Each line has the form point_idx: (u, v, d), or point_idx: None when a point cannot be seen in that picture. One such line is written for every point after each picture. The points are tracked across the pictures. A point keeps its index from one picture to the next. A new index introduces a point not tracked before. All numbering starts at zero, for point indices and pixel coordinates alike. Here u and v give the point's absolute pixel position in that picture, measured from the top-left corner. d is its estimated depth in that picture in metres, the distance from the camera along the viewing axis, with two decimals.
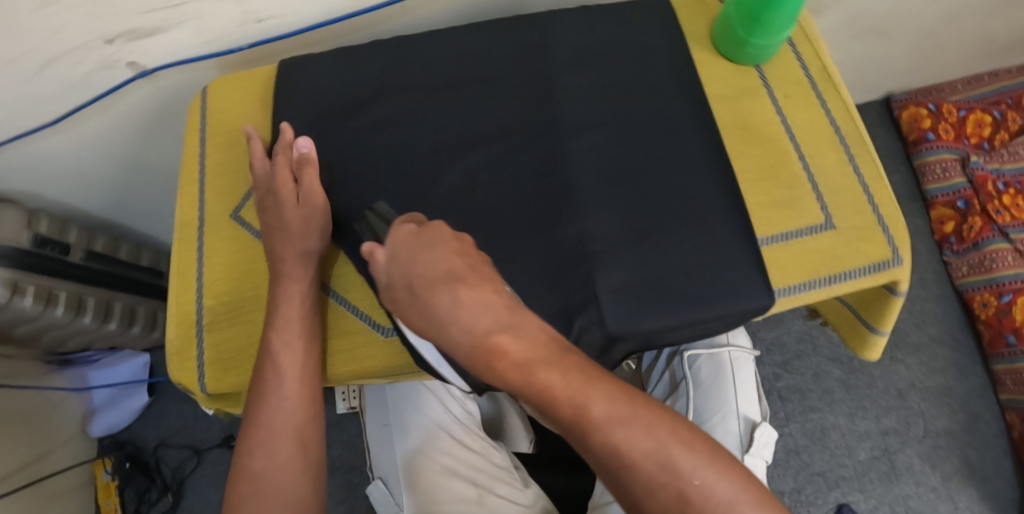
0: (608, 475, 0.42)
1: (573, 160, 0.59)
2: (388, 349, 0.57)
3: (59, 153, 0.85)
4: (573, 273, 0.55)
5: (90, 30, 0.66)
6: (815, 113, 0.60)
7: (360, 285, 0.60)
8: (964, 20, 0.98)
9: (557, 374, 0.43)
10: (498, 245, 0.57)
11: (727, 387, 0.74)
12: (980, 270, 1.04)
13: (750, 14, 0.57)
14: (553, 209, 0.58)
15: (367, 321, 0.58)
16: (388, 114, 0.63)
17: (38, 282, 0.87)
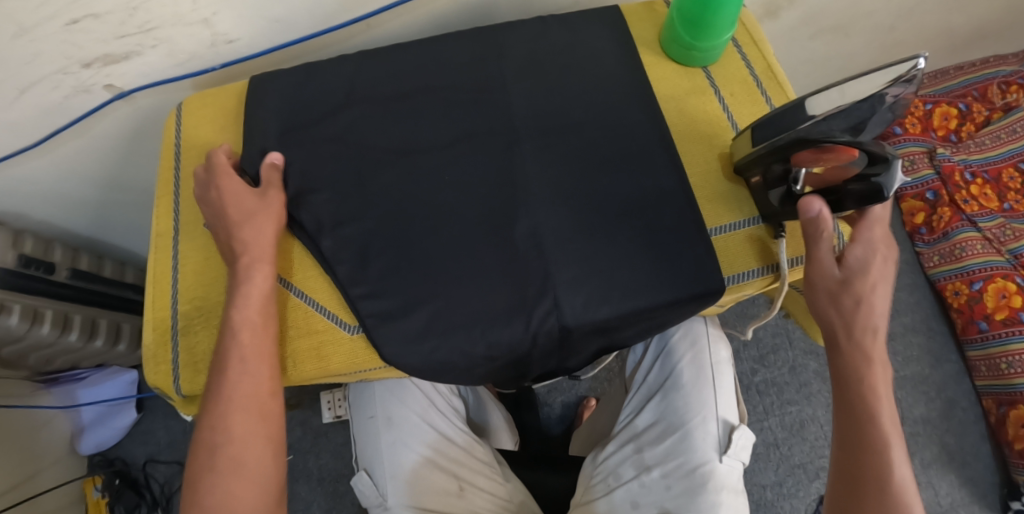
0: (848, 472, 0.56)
1: (528, 162, 0.62)
2: (354, 346, 0.59)
3: (38, 175, 0.87)
4: (529, 268, 0.58)
5: (66, 56, 0.69)
6: (761, 110, 0.63)
7: (325, 285, 0.61)
8: (919, 16, 1.01)
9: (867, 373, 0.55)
10: (463, 244, 0.59)
11: (708, 391, 0.70)
12: (951, 259, 1.06)
13: (690, 19, 0.60)
14: (509, 209, 0.60)
15: (334, 318, 0.60)
16: (352, 124, 0.65)
17: (25, 302, 0.89)
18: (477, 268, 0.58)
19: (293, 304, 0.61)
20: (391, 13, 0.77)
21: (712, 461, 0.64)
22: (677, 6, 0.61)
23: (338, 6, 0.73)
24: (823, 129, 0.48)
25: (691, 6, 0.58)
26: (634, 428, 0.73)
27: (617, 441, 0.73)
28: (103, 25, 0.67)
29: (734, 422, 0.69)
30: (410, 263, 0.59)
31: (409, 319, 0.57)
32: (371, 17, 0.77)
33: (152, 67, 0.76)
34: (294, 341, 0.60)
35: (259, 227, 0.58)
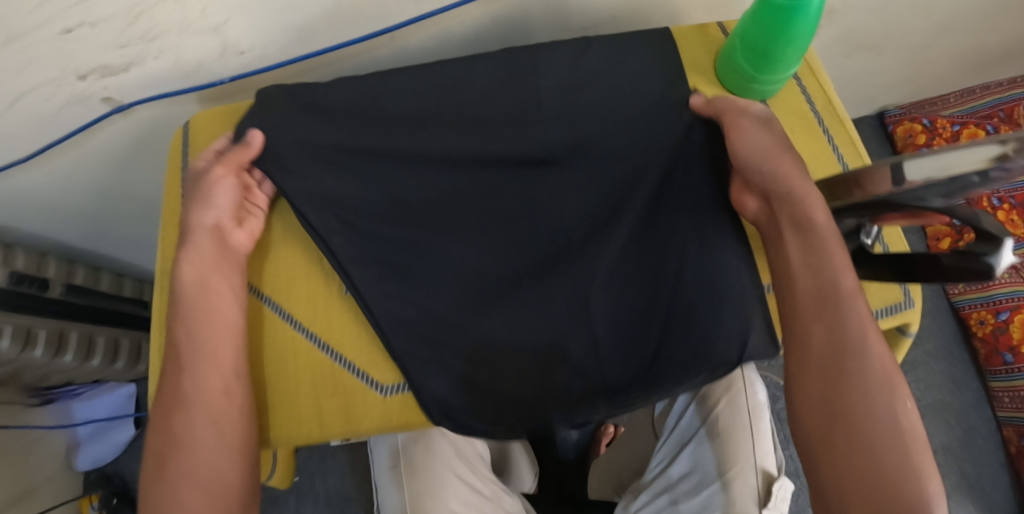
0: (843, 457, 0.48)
1: (561, 196, 0.60)
2: (387, 408, 0.59)
3: (29, 188, 0.81)
4: (547, 274, 0.59)
5: (61, 65, 0.64)
6: (822, 148, 0.59)
7: (354, 341, 0.61)
8: (957, 36, 0.97)
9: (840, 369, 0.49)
10: (484, 261, 0.59)
11: (745, 437, 0.67)
12: (978, 287, 1.02)
13: (755, 50, 0.55)
14: (529, 225, 0.60)
15: (365, 377, 0.59)
16: (379, 152, 0.61)
17: (16, 322, 0.84)
18: (499, 297, 0.59)
19: (324, 363, 0.60)
20: (418, 26, 0.71)
21: None
22: (740, 33, 0.56)
23: (360, 18, 0.68)
24: (907, 195, 0.43)
25: (758, 36, 0.54)
26: (668, 479, 0.71)
27: (648, 491, 0.72)
28: (101, 35, 0.62)
29: (774, 470, 0.66)
30: (448, 312, 0.59)
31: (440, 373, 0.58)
32: (395, 31, 0.71)
33: (156, 78, 0.70)
34: (322, 402, 0.59)
35: (197, 210, 0.59)
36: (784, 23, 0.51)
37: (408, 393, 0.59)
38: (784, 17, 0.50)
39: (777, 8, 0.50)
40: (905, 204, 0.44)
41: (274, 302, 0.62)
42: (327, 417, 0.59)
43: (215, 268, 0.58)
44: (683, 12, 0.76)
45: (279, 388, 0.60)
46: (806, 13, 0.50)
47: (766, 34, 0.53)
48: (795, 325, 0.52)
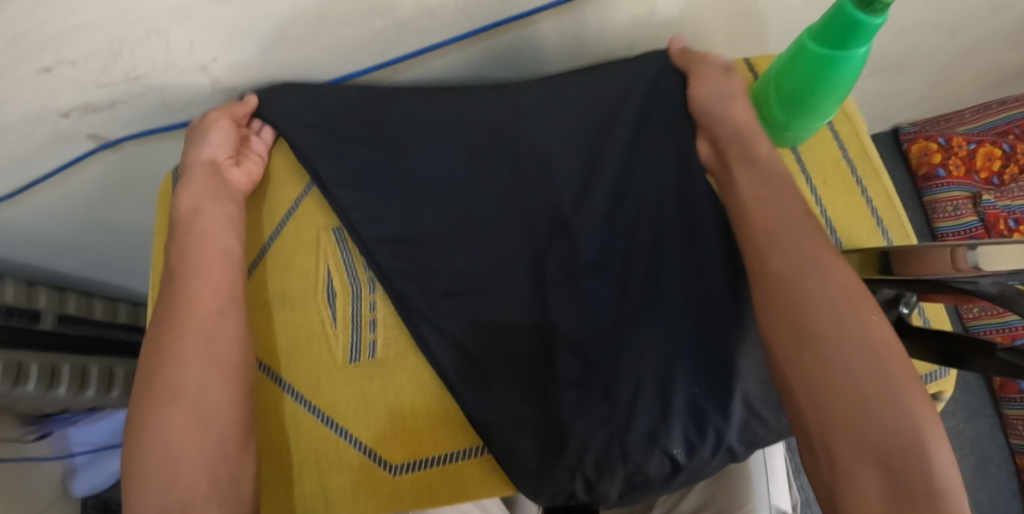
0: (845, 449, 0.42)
1: (573, 219, 0.56)
2: (394, 488, 0.52)
3: (18, 220, 0.78)
4: (557, 252, 0.55)
5: (42, 104, 0.61)
6: (856, 201, 0.57)
7: (360, 414, 0.54)
8: (977, 55, 0.94)
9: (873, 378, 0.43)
10: (498, 271, 0.55)
11: (759, 478, 0.66)
12: (992, 313, 1.01)
13: (790, 99, 0.53)
14: (549, 211, 0.56)
15: (372, 455, 0.53)
16: (384, 199, 0.57)
17: (6, 356, 0.80)
18: (510, 303, 0.54)
19: (324, 436, 0.54)
20: (421, 58, 0.68)
21: None
22: (774, 81, 0.53)
23: (359, 50, 0.65)
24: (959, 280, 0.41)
25: (794, 84, 0.51)
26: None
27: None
28: (82, 72, 0.58)
29: (786, 507, 0.66)
30: (468, 326, 0.54)
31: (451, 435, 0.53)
32: (397, 62, 0.68)
33: (142, 114, 0.67)
34: (323, 478, 0.53)
35: (195, 147, 0.57)
36: (825, 72, 0.48)
37: (423, 470, 0.53)
38: (824, 66, 0.48)
39: (817, 56, 0.48)
40: (955, 288, 0.41)
41: (268, 366, 0.56)
42: (329, 496, 0.53)
43: (215, 197, 0.56)
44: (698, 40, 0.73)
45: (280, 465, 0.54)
46: (849, 62, 0.48)
47: (801, 83, 0.50)
48: (787, 317, 0.46)
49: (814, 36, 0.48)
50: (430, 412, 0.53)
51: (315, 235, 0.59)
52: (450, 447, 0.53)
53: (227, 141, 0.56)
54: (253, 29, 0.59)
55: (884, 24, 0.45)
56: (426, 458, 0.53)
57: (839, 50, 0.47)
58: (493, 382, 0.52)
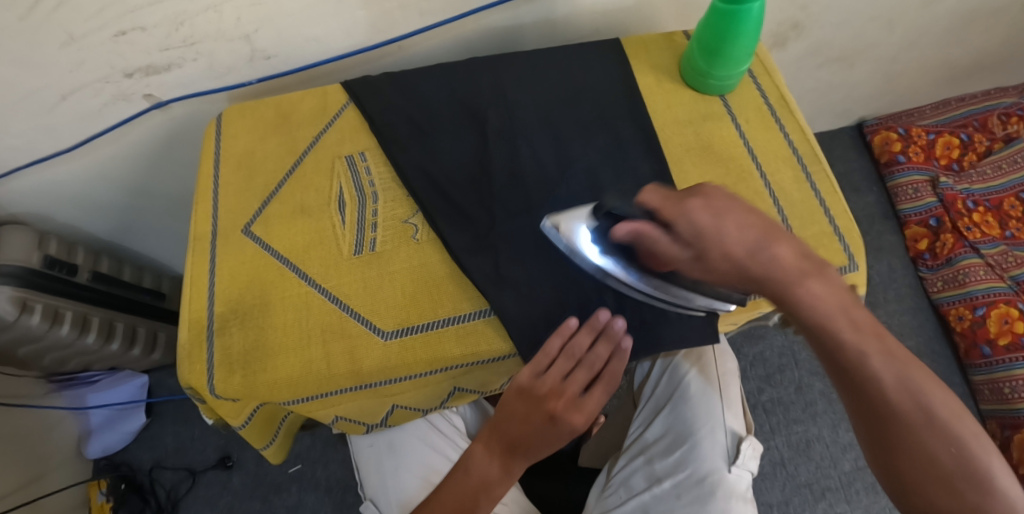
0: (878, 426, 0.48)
1: (519, 125, 0.65)
2: (388, 351, 0.56)
3: (68, 180, 0.89)
4: (497, 153, 0.64)
5: (111, 65, 0.73)
6: (773, 136, 0.64)
7: (359, 288, 0.59)
8: (923, 49, 1.05)
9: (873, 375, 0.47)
10: (458, 166, 0.64)
11: (714, 402, 0.76)
12: (954, 284, 1.08)
13: (709, 50, 0.61)
14: (499, 128, 0.65)
15: (370, 324, 0.57)
16: (393, 93, 0.68)
17: (45, 301, 0.90)
18: (461, 192, 0.62)
19: (326, 308, 0.58)
20: (422, 36, 0.79)
21: (721, 469, 0.69)
22: (698, 35, 0.61)
23: (371, 28, 0.76)
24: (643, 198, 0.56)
25: (712, 36, 0.59)
26: (644, 440, 0.78)
27: (628, 454, 0.78)
28: (148, 38, 0.70)
29: (740, 430, 0.74)
30: (438, 199, 0.62)
31: (428, 303, 0.57)
32: (402, 40, 0.79)
33: (189, 81, 0.78)
34: (326, 346, 0.57)
35: (592, 403, 0.57)
36: (732, 24, 0.57)
37: (410, 335, 0.56)
38: (733, 19, 0.56)
39: (724, 13, 0.57)
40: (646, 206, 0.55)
41: (280, 252, 0.62)
42: (331, 359, 0.56)
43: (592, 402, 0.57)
44: (656, 23, 0.83)
45: (284, 341, 0.57)
46: (750, 15, 0.56)
47: (717, 33, 0.59)
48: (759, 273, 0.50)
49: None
50: (418, 286, 0.58)
51: (330, 162, 0.66)
52: (432, 316, 0.57)
53: (607, 350, 0.55)
54: (286, 6, 0.70)
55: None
56: (414, 326, 0.57)
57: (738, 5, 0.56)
58: (473, 227, 0.60)
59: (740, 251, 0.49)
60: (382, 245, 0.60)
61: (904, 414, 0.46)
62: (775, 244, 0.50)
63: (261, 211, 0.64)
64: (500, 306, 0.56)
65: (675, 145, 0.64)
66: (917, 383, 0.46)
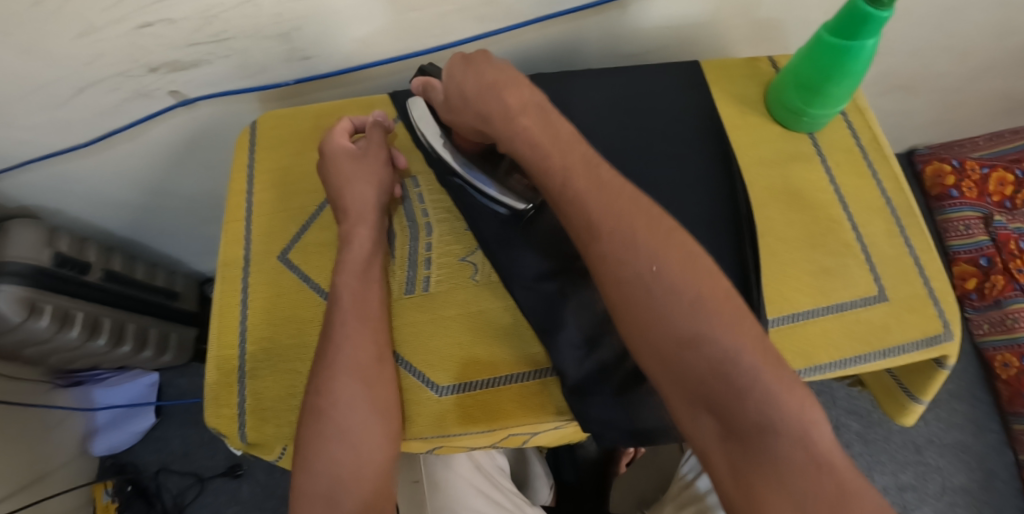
0: (688, 382, 0.40)
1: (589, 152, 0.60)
2: (440, 410, 0.52)
3: (83, 176, 0.84)
4: None
5: (134, 58, 0.67)
6: (865, 184, 0.59)
7: (409, 334, 0.54)
8: (991, 80, 0.99)
9: (653, 313, 0.42)
10: None
11: None
12: (1002, 328, 1.04)
13: (807, 85, 0.55)
14: None
15: (420, 375, 0.53)
16: None
17: (55, 301, 0.86)
18: None
19: None
20: (477, 43, 0.73)
21: None
22: (794, 69, 0.56)
23: (424, 32, 0.70)
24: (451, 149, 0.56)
25: (813, 72, 0.54)
26: (694, 490, 0.68)
27: (676, 504, 0.70)
28: (175, 31, 0.64)
29: None
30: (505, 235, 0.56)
31: (482, 359, 0.53)
32: (456, 45, 0.73)
33: (218, 77, 0.72)
34: None
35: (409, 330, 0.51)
36: (837, 62, 0.51)
37: (465, 392, 0.52)
38: (841, 55, 0.51)
39: (830, 48, 0.51)
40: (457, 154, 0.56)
41: (320, 287, 0.57)
42: None
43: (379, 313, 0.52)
44: (726, 44, 0.78)
45: None
46: (860, 53, 0.51)
47: (819, 70, 0.53)
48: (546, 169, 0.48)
49: (829, 27, 0.51)
50: (475, 336, 0.54)
51: None
52: (489, 373, 0.52)
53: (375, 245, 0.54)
54: (333, 6, 0.64)
55: (892, 16, 0.48)
56: (468, 382, 0.52)
57: (848, 42, 0.50)
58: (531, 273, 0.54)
59: (470, 119, 0.52)
60: (435, 286, 0.55)
61: (654, 283, 0.42)
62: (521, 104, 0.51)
63: (298, 237, 0.59)
64: (564, 366, 0.51)
65: (758, 189, 0.59)
66: (683, 299, 0.42)
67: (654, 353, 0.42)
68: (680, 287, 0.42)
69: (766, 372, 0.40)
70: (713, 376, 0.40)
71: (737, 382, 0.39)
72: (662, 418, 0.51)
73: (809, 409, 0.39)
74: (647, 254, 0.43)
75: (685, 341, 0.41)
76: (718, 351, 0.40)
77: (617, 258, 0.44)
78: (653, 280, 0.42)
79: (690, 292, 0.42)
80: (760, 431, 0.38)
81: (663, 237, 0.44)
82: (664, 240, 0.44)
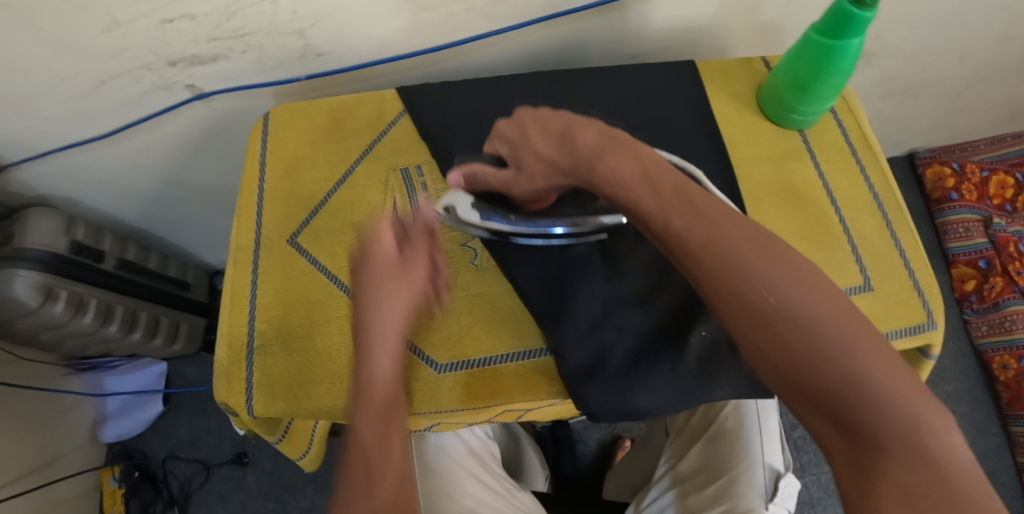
0: (825, 405, 0.37)
1: None
2: (441, 387, 0.54)
3: (102, 166, 0.87)
4: None
5: (155, 52, 0.70)
6: (856, 180, 0.61)
7: None
8: (991, 84, 1.00)
9: (780, 334, 0.38)
10: None
11: (754, 438, 0.67)
12: (1000, 330, 1.05)
13: (798, 83, 0.57)
14: None
15: (421, 353, 0.55)
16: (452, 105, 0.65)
17: (71, 288, 0.88)
18: None
19: None
20: (483, 42, 0.75)
21: (760, 507, 0.61)
22: (785, 67, 0.58)
23: (431, 30, 0.72)
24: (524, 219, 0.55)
25: (803, 70, 0.56)
26: (676, 472, 0.70)
27: (658, 487, 0.70)
28: (194, 26, 0.67)
29: (781, 467, 0.66)
30: None
31: (482, 338, 0.55)
32: (462, 44, 0.75)
33: (234, 72, 0.75)
34: None
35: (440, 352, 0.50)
36: (824, 61, 0.53)
37: (465, 370, 0.54)
38: (828, 54, 0.53)
39: (818, 47, 0.53)
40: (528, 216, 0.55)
41: (328, 268, 0.59)
42: None
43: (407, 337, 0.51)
44: (726, 45, 0.80)
45: (332, 367, 0.55)
46: (847, 52, 0.53)
47: (808, 68, 0.55)
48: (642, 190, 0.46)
49: (817, 27, 0.53)
50: (476, 317, 0.56)
51: (384, 175, 0.64)
52: (488, 352, 0.54)
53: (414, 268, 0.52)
54: (345, 4, 0.67)
55: (875, 16, 0.50)
56: (468, 361, 0.54)
57: (835, 40, 0.52)
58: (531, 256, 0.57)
59: (545, 173, 0.51)
60: None
61: (776, 304, 0.39)
62: (580, 128, 0.50)
63: (308, 223, 0.62)
64: (561, 347, 0.53)
65: (752, 184, 0.60)
66: (811, 318, 0.38)
67: (783, 377, 0.39)
68: (791, 296, 0.39)
69: (903, 388, 0.36)
70: (852, 397, 0.36)
71: (879, 402, 0.36)
72: (656, 400, 0.52)
73: (937, 416, 0.36)
74: (766, 275, 0.40)
75: (814, 362, 0.37)
76: (853, 370, 0.36)
77: (735, 280, 0.40)
78: (770, 299, 0.39)
79: (821, 313, 0.39)
80: (911, 453, 0.34)
81: (779, 256, 0.41)
82: (783, 259, 0.41)
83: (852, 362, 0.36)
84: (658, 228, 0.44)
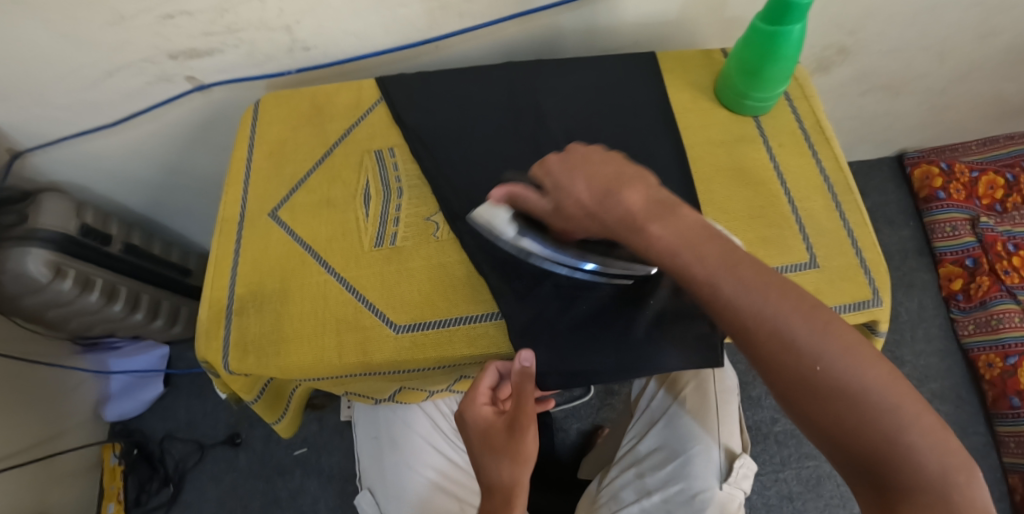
0: (872, 468, 0.39)
1: (551, 129, 0.65)
2: (399, 346, 0.57)
3: (109, 154, 0.93)
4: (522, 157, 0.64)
5: (156, 46, 0.75)
6: (807, 162, 0.63)
7: (376, 280, 0.60)
8: (973, 82, 1.01)
9: (828, 401, 0.39)
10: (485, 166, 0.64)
11: (711, 420, 0.71)
12: (987, 329, 1.05)
13: (747, 70, 0.60)
14: (526, 129, 0.66)
15: (382, 315, 0.58)
16: (425, 93, 0.69)
17: (78, 267, 0.94)
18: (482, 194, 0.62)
19: (344, 299, 0.59)
20: (460, 37, 0.79)
21: (713, 488, 0.66)
22: (735, 55, 0.61)
23: (410, 25, 0.76)
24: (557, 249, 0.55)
25: (751, 56, 0.58)
26: (635, 453, 0.74)
27: (619, 466, 0.75)
28: (190, 21, 0.72)
29: (737, 448, 0.70)
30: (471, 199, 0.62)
31: (440, 302, 0.58)
32: (439, 39, 0.79)
33: (228, 65, 0.80)
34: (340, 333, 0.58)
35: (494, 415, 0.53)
36: (768, 47, 0.56)
37: (422, 332, 0.57)
38: (772, 40, 0.55)
39: (762, 34, 0.56)
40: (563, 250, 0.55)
41: (302, 238, 0.63)
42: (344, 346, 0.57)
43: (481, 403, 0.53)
44: (696, 40, 0.83)
45: (300, 327, 0.58)
46: (789, 38, 0.55)
47: (755, 55, 0.58)
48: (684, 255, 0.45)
49: (762, 16, 0.55)
50: (436, 283, 0.59)
51: (360, 156, 0.67)
52: (445, 315, 0.57)
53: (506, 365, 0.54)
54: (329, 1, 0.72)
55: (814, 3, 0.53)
56: (426, 323, 0.57)
57: (776, 27, 0.54)
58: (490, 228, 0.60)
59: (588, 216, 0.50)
60: (402, 240, 0.61)
61: (825, 372, 0.39)
62: (624, 189, 0.48)
63: (288, 199, 0.66)
64: (513, 311, 0.56)
65: (705, 165, 0.63)
66: (858, 385, 0.39)
67: (829, 437, 0.40)
68: (843, 368, 0.39)
69: (945, 452, 0.38)
70: (898, 462, 0.38)
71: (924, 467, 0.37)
72: (602, 359, 0.54)
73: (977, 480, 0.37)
74: (814, 341, 0.40)
75: (861, 426, 0.39)
76: (899, 436, 0.38)
77: (782, 344, 0.41)
78: (818, 366, 0.40)
79: (866, 379, 0.39)
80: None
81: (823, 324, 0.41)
82: (827, 327, 0.41)
83: (904, 435, 0.38)
84: (708, 293, 0.44)
